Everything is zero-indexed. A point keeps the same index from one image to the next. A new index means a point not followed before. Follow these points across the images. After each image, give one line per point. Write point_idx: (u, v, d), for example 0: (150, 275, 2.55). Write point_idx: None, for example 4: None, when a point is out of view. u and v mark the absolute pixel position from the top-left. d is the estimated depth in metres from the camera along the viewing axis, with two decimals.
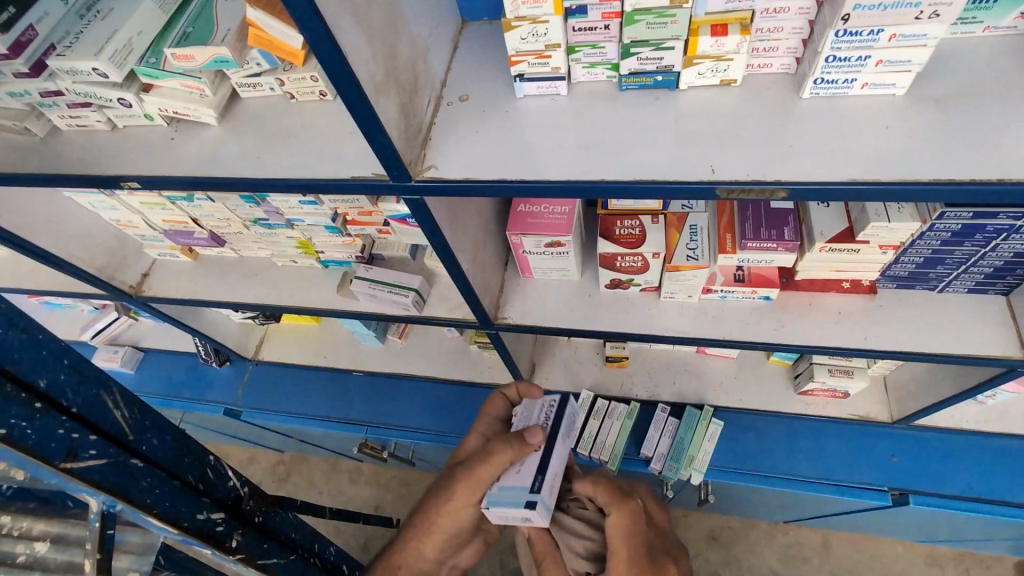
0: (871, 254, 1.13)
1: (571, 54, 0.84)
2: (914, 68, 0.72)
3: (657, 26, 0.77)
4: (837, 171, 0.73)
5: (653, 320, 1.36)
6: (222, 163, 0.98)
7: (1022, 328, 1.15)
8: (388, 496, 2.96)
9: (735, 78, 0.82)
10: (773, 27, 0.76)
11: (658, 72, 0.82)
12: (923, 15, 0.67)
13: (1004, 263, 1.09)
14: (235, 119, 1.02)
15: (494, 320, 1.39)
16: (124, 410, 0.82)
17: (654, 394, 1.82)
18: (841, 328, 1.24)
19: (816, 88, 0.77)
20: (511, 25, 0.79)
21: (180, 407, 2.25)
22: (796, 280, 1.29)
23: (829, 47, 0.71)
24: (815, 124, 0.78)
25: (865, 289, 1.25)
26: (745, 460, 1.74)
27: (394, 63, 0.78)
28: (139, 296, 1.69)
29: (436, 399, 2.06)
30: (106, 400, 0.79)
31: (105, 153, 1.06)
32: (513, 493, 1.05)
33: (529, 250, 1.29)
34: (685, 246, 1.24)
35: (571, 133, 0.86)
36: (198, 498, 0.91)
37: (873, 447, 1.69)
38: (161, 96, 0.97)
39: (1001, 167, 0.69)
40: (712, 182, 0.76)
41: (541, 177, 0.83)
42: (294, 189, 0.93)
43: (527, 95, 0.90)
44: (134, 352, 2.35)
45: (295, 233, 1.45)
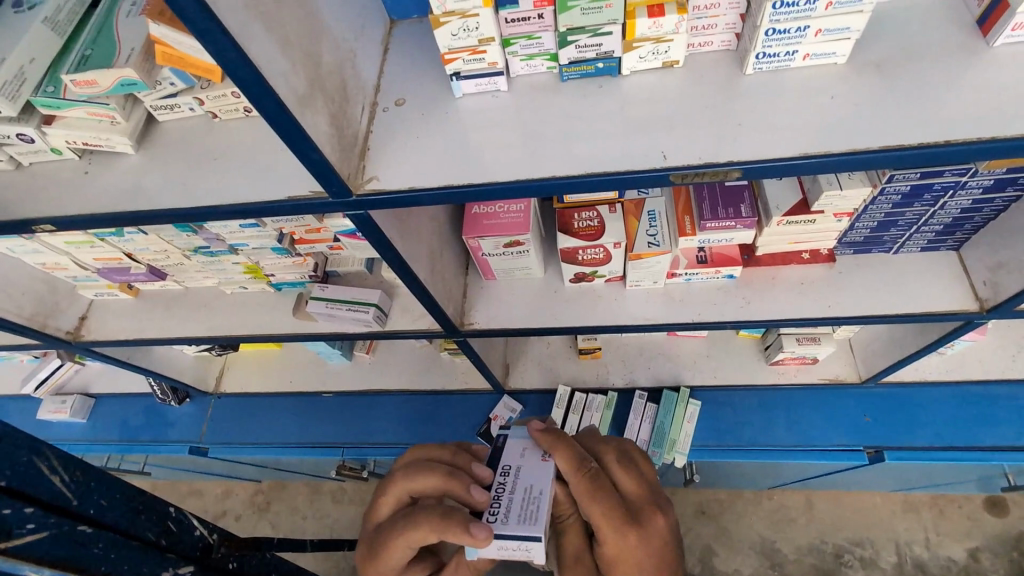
0: (827, 223, 1.14)
1: (507, 47, 0.80)
2: (853, 35, 0.71)
3: (592, 11, 0.74)
4: (788, 146, 0.72)
5: (621, 310, 1.34)
6: (143, 194, 0.90)
7: (975, 280, 1.18)
8: None
9: (677, 60, 0.79)
10: (709, 4, 0.74)
11: (598, 59, 0.79)
12: None
13: (953, 219, 1.11)
14: (152, 145, 0.94)
15: (460, 328, 1.35)
16: (58, 468, 0.59)
17: (629, 381, 1.82)
18: (805, 298, 1.25)
19: (758, 63, 0.76)
20: (440, 20, 0.75)
21: (140, 451, 2.13)
22: (757, 255, 1.30)
23: (768, 20, 0.69)
24: (761, 99, 0.76)
25: (824, 258, 1.26)
26: (725, 436, 1.75)
27: (318, 70, 0.73)
28: (78, 341, 1.58)
29: (411, 411, 2.00)
30: (34, 462, 0.57)
31: (9, 194, 0.96)
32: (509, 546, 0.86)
33: (488, 252, 1.25)
34: (646, 233, 1.21)
35: (515, 131, 0.82)
36: (164, 562, 0.65)
37: (846, 409, 1.73)
38: (66, 128, 0.89)
39: (948, 129, 0.68)
40: (665, 169, 0.73)
41: (490, 180, 0.78)
42: (224, 216, 0.86)
43: (466, 94, 0.86)
44: (84, 399, 2.21)
45: (240, 258, 1.37)
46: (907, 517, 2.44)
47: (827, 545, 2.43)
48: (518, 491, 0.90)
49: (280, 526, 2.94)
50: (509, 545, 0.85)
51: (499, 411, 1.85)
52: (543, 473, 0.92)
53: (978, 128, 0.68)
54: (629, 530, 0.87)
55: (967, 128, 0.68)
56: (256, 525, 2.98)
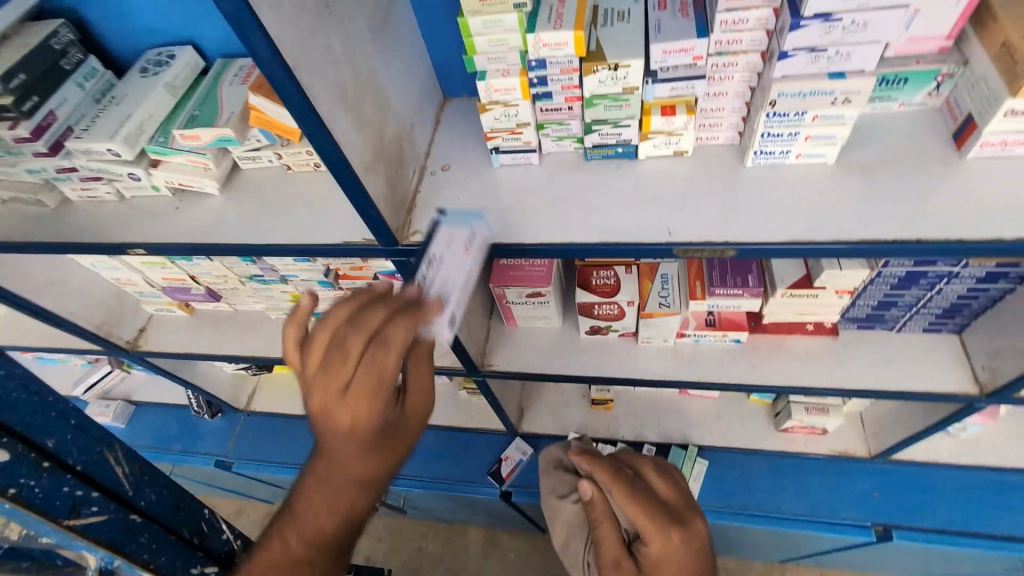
0: (830, 298, 1.21)
1: (540, 129, 0.94)
2: (839, 141, 0.82)
3: (614, 108, 0.86)
4: (779, 232, 0.82)
5: (632, 364, 1.42)
6: (222, 230, 1.06)
7: (975, 364, 1.23)
8: (379, 547, 2.91)
9: (687, 149, 0.92)
10: (715, 107, 0.85)
11: (618, 145, 0.92)
12: (838, 100, 0.76)
13: (950, 304, 1.18)
14: (234, 188, 1.11)
15: (481, 368, 1.45)
16: (125, 465, 0.84)
17: (639, 434, 1.87)
18: (809, 368, 1.31)
19: (757, 157, 0.87)
20: (485, 107, 0.89)
21: (170, 460, 2.25)
22: (764, 323, 1.36)
23: (763, 126, 0.81)
24: (759, 188, 0.87)
25: (828, 330, 1.32)
26: (731, 498, 1.77)
27: (382, 142, 0.87)
28: (134, 350, 1.73)
29: (426, 445, 2.07)
30: (108, 457, 0.82)
31: (112, 221, 1.13)
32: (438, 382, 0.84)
33: (512, 300, 1.37)
34: (657, 295, 1.31)
35: (542, 199, 0.95)
36: (193, 553, 0.93)
37: (855, 482, 1.73)
38: (168, 171, 1.06)
39: (921, 228, 0.78)
40: (669, 244, 0.84)
41: (518, 241, 0.91)
42: (289, 253, 1.00)
43: (502, 165, 1.00)
44: (126, 405, 2.36)
45: (289, 287, 1.52)
46: None
47: None
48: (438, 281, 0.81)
49: None
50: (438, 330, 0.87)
51: (510, 453, 1.91)
52: (461, 268, 0.84)
53: (947, 230, 0.77)
54: (672, 529, 1.04)
55: (937, 228, 0.77)
56: None
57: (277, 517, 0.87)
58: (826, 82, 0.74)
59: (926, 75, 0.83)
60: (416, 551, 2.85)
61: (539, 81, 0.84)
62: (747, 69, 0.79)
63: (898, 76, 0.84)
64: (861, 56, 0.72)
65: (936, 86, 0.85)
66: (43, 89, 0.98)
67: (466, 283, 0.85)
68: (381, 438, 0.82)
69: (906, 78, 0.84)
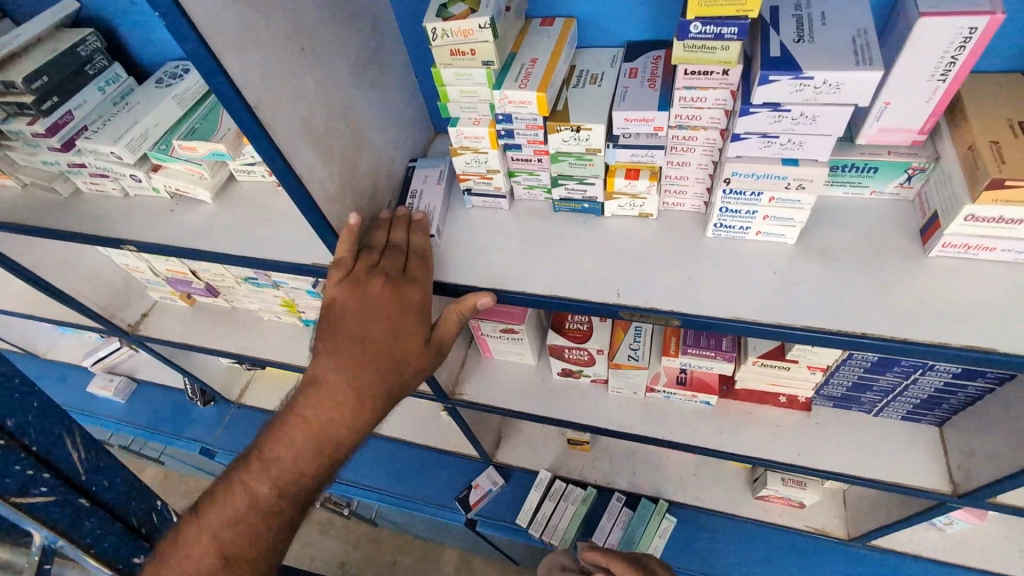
0: (801, 372, 1.19)
1: (511, 177, 0.96)
2: (797, 224, 0.81)
3: (578, 166, 0.88)
4: (725, 308, 0.82)
5: (599, 412, 1.41)
6: (208, 237, 1.12)
7: (951, 461, 1.17)
8: (354, 553, 2.93)
9: (651, 213, 0.92)
10: (678, 175, 0.86)
11: (584, 200, 0.94)
12: (792, 186, 0.76)
13: (928, 395, 1.13)
14: (226, 198, 1.17)
15: (450, 395, 1.47)
16: (82, 450, 0.87)
17: (611, 481, 1.84)
18: (777, 441, 1.28)
19: (716, 229, 0.87)
20: (457, 151, 0.92)
21: (160, 440, 2.33)
22: (736, 388, 1.33)
23: (720, 201, 0.82)
24: (715, 260, 0.87)
25: (801, 405, 1.30)
26: (697, 561, 1.72)
27: (354, 174, 0.91)
28: (134, 333, 1.82)
29: (402, 460, 2.09)
30: (66, 441, 0.85)
31: (113, 216, 1.21)
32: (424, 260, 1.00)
33: (487, 333, 1.39)
34: (628, 346, 1.31)
35: (507, 243, 0.97)
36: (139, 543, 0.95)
37: (829, 564, 1.66)
38: (166, 176, 1.12)
39: (866, 323, 0.76)
40: (615, 305, 0.85)
41: (473, 283, 0.93)
42: (263, 267, 1.05)
43: (475, 206, 1.03)
44: (128, 382, 2.47)
45: (280, 293, 1.57)
46: None
47: None
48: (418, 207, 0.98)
49: None
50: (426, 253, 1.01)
51: (481, 481, 1.90)
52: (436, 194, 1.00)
53: (894, 328, 0.75)
54: None
55: (883, 326, 0.76)
56: None
57: (242, 464, 0.85)
58: (778, 167, 0.75)
59: (898, 166, 0.82)
60: (389, 563, 2.86)
61: (506, 132, 0.87)
62: (708, 145, 0.81)
63: (868, 164, 0.83)
64: (813, 146, 0.73)
65: (907, 178, 0.83)
66: (62, 91, 1.06)
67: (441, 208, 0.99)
68: (371, 359, 0.86)
69: (876, 166, 0.83)
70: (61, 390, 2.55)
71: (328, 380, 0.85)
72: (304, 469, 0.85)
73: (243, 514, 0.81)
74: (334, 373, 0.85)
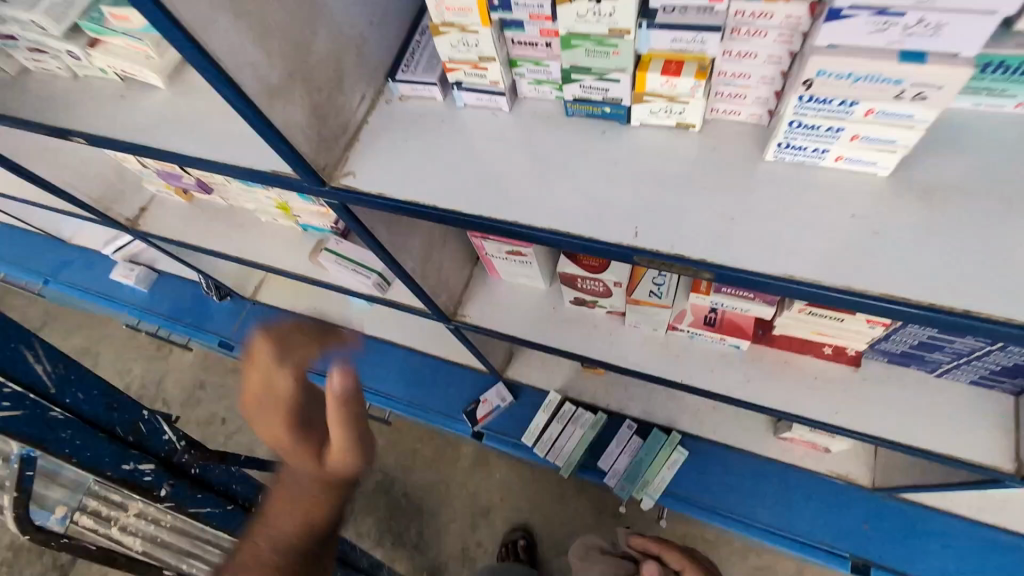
0: (856, 324, 0.99)
1: (513, 67, 0.74)
2: (900, 148, 0.58)
3: (599, 55, 0.66)
4: (772, 262, 0.62)
5: (613, 347, 1.27)
6: (158, 131, 0.94)
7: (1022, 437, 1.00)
8: (377, 440, 3.08)
9: (694, 123, 0.69)
10: (738, 72, 0.62)
11: (605, 103, 0.71)
12: (906, 95, 0.53)
13: (1013, 363, 0.93)
14: (181, 83, 0.98)
15: (452, 318, 1.35)
16: (46, 364, 0.98)
17: (624, 407, 1.76)
18: (814, 395, 1.12)
19: (780, 152, 0.64)
20: (439, 30, 0.70)
21: (182, 332, 2.38)
22: (773, 334, 1.16)
23: (792, 112, 0.58)
24: (770, 194, 0.65)
25: (848, 359, 1.11)
26: (705, 493, 1.67)
27: (306, 57, 0.71)
28: (135, 229, 1.73)
29: (413, 368, 2.06)
30: (26, 355, 0.95)
31: (60, 100, 1.04)
32: (428, 108, 0.83)
33: (492, 254, 1.22)
34: (651, 281, 1.13)
35: (505, 158, 0.77)
36: (126, 450, 1.08)
37: (847, 509, 1.57)
38: (106, 54, 0.94)
39: (970, 297, 0.56)
40: (630, 249, 0.67)
41: (457, 208, 0.75)
42: (219, 172, 0.88)
43: (467, 105, 0.81)
44: (149, 272, 2.45)
45: (271, 194, 1.42)
46: None
47: None
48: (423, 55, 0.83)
49: None
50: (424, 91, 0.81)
51: (489, 396, 1.86)
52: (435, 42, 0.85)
53: (1006, 307, 0.55)
54: None
55: (992, 301, 0.55)
56: None
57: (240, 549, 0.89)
58: (894, 66, 0.51)
59: None
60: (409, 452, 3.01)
61: (502, 3, 0.65)
62: (788, 26, 0.56)
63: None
64: (957, 30, 0.48)
65: None
66: None
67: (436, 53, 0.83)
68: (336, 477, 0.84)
69: None
70: (86, 277, 2.58)
71: (291, 405, 0.82)
72: (299, 470, 0.86)
73: (270, 558, 0.85)
74: (280, 381, 0.81)
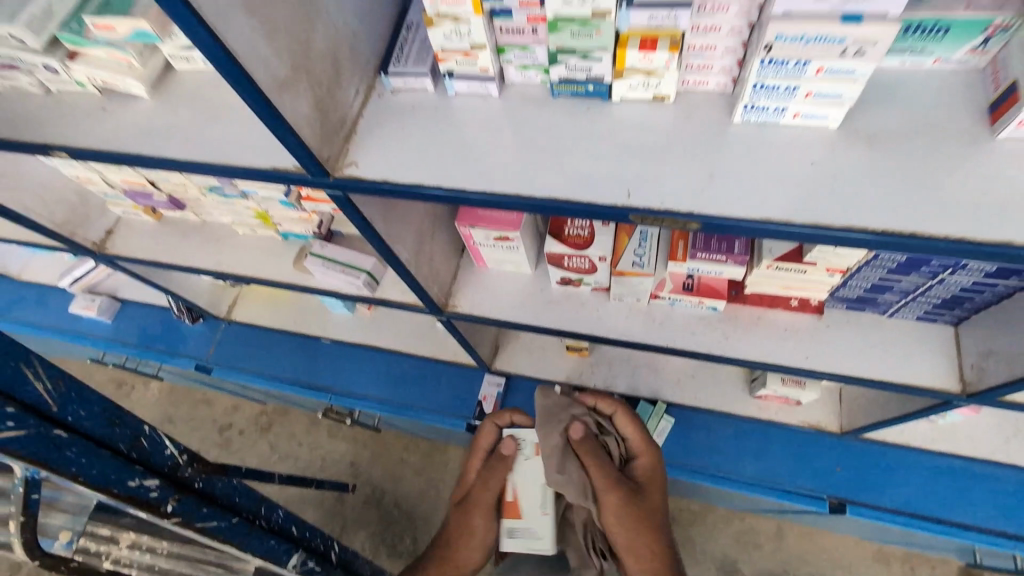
0: (818, 275, 1.10)
1: (501, 54, 0.82)
2: (845, 102, 0.70)
3: (583, 35, 0.74)
4: (752, 206, 0.71)
5: (599, 320, 1.35)
6: (146, 139, 0.95)
7: (963, 361, 1.12)
8: (363, 454, 3.07)
9: (669, 95, 0.79)
10: (705, 45, 0.73)
11: (589, 81, 0.80)
12: (848, 52, 0.65)
13: (951, 295, 1.05)
14: (166, 92, 0.99)
15: (443, 309, 1.39)
16: (43, 382, 0.96)
17: (610, 385, 1.85)
18: (784, 345, 1.22)
19: (746, 114, 0.75)
20: (432, 21, 0.77)
21: (154, 359, 2.31)
22: (745, 293, 1.27)
23: (756, 76, 0.69)
24: (742, 149, 0.75)
25: (812, 308, 1.23)
26: (692, 455, 1.77)
27: (307, 53, 0.76)
28: (103, 253, 1.70)
29: (399, 371, 2.08)
30: (26, 372, 0.94)
31: (38, 117, 1.03)
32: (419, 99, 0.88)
33: (479, 242, 1.28)
34: (633, 252, 1.22)
35: (502, 137, 0.83)
36: (131, 466, 1.09)
37: (819, 455, 1.70)
38: (88, 65, 0.95)
39: (907, 221, 0.68)
40: (625, 209, 0.74)
41: (461, 186, 0.80)
42: (216, 174, 0.91)
43: (458, 94, 0.87)
44: (112, 301, 2.37)
45: (251, 203, 1.45)
46: (875, 566, 2.48)
47: None
48: (412, 52, 0.88)
49: (280, 446, 3.18)
50: (413, 81, 0.87)
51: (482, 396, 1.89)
52: (417, 37, 0.90)
53: (943, 227, 0.67)
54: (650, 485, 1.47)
55: (934, 225, 0.67)
56: (256, 443, 3.23)
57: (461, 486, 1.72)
58: (838, 28, 0.62)
59: (975, 26, 0.68)
60: (397, 461, 3.01)
61: None
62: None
63: (938, 24, 0.69)
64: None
65: (982, 42, 0.70)
66: None
67: (417, 48, 0.88)
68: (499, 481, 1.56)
69: (947, 27, 0.69)
70: (39, 313, 2.44)
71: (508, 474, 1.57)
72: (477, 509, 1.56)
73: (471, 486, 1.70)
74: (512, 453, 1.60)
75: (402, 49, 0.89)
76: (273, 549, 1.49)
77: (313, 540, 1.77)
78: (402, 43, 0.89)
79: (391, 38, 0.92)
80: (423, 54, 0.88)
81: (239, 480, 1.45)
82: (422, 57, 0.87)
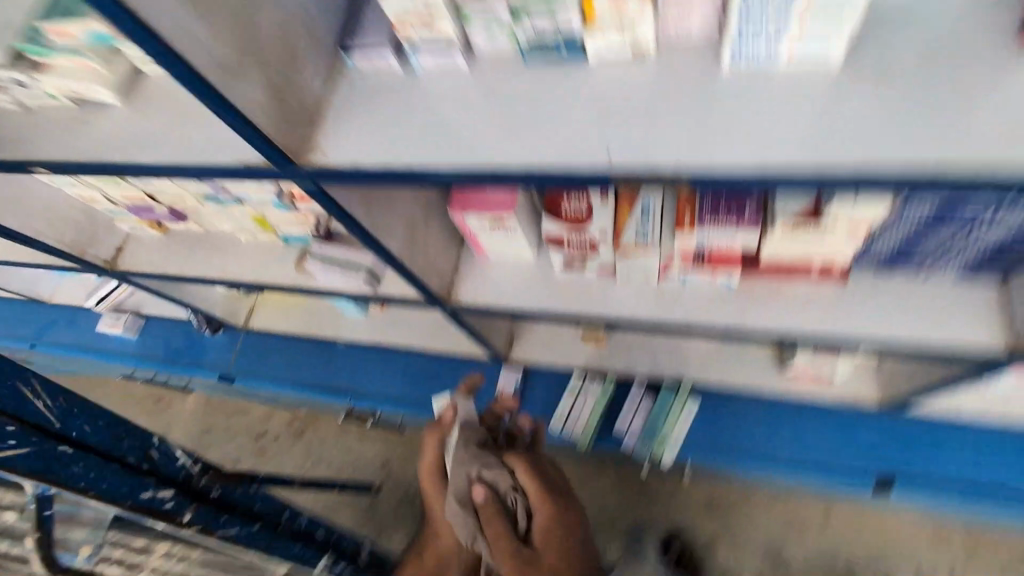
0: (840, 239, 1.00)
1: (464, 22, 0.76)
2: (839, 35, 0.65)
3: None
4: (752, 157, 0.68)
5: (607, 302, 1.28)
6: (120, 146, 0.93)
7: (1013, 319, 1.02)
8: (395, 454, 3.06)
9: (648, 47, 0.73)
10: None
11: (560, 41, 0.75)
12: None
13: (996, 242, 0.96)
14: (137, 98, 0.97)
15: (447, 302, 1.34)
16: (45, 398, 0.97)
17: (631, 370, 1.77)
18: (808, 315, 1.14)
19: (737, 62, 0.71)
20: None
21: (179, 372, 2.35)
22: (762, 265, 1.16)
23: (744, 20, 0.66)
24: (733, 100, 0.71)
25: (836, 275, 1.12)
26: (724, 439, 1.68)
27: (256, 40, 0.73)
28: (115, 270, 1.72)
29: (416, 369, 2.06)
30: (26, 391, 0.95)
31: (19, 136, 1.03)
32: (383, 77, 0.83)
33: (475, 229, 1.23)
34: (635, 227, 1.13)
35: (471, 110, 0.78)
36: (142, 478, 1.06)
37: (862, 433, 1.59)
38: (57, 76, 0.93)
39: (896, 157, 0.65)
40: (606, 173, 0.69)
41: (432, 165, 0.76)
42: (187, 175, 0.88)
43: (427, 69, 0.82)
44: (137, 318, 2.43)
45: (247, 209, 1.43)
46: (936, 547, 2.33)
47: (840, 559, 2.38)
48: (375, 28, 0.82)
49: (313, 450, 3.22)
50: (374, 59, 0.82)
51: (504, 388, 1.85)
52: (376, 12, 0.85)
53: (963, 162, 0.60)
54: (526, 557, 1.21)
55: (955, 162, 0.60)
56: (291, 448, 3.27)
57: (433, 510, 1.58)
58: None
59: None
60: None
61: None
62: None
63: None
64: None
65: None
66: None
67: (377, 24, 0.83)
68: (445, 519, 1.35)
69: None
70: (72, 333, 2.53)
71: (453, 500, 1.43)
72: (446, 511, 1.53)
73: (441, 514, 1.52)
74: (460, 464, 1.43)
75: (360, 23, 0.84)
76: (298, 554, 1.50)
77: (342, 543, 1.75)
78: (361, 16, 0.84)
79: (352, 13, 0.86)
80: (381, 28, 0.82)
81: (257, 488, 1.45)
82: (381, 31, 0.81)
